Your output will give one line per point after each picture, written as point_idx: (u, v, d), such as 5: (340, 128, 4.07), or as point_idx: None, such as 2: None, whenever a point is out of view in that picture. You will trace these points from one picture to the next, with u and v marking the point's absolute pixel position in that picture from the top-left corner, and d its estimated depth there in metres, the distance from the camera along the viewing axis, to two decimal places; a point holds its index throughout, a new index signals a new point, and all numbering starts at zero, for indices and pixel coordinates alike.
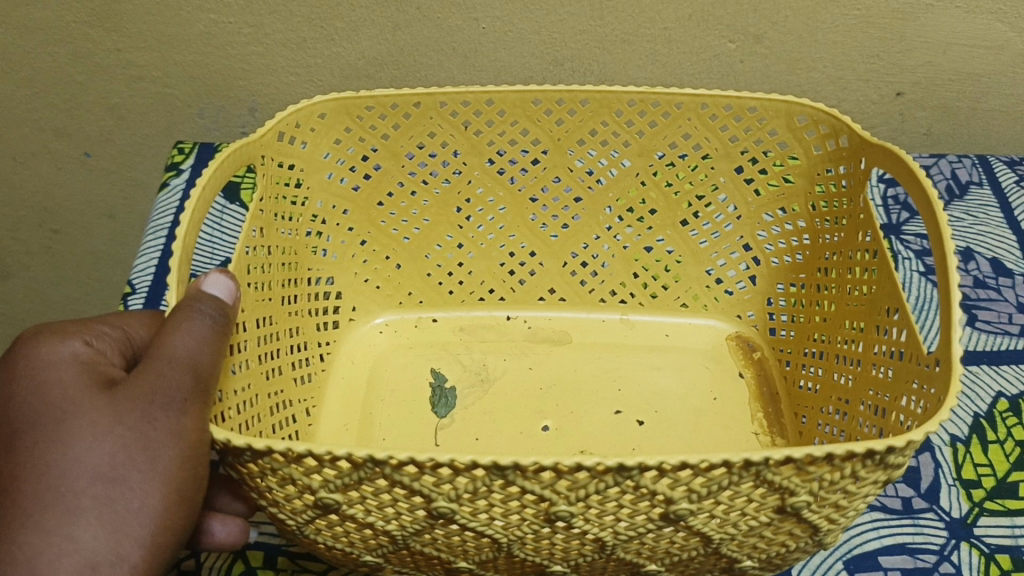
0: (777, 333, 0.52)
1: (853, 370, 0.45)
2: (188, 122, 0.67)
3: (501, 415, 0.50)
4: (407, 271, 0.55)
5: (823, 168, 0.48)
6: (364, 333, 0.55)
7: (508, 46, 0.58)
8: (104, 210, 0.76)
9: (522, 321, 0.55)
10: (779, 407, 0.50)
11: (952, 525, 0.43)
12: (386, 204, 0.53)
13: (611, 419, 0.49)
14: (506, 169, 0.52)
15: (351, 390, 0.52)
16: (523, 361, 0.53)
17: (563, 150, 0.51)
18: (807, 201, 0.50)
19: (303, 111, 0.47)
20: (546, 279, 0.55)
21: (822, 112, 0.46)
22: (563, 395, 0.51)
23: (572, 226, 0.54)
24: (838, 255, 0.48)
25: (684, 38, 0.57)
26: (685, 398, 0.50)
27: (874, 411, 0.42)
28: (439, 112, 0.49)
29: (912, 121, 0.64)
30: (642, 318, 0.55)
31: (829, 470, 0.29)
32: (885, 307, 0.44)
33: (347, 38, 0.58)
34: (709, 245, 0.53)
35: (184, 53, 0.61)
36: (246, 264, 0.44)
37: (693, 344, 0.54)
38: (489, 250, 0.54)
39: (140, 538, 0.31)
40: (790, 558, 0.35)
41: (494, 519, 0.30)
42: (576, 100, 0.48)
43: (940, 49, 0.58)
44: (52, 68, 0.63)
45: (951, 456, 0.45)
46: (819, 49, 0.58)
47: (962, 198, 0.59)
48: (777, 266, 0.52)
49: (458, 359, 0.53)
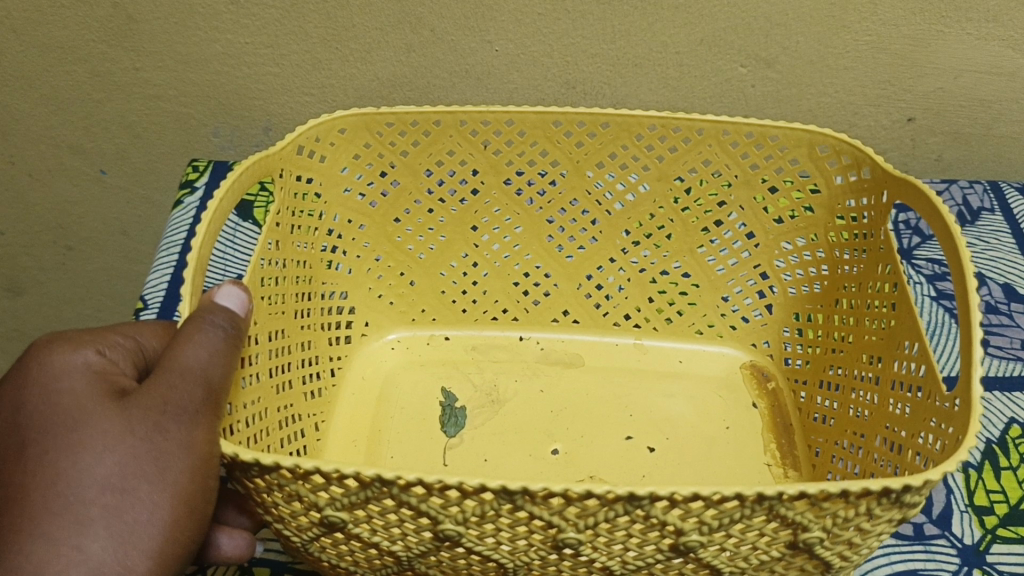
0: (792, 362, 0.52)
1: (869, 403, 0.45)
2: (202, 141, 0.68)
3: (511, 437, 0.49)
4: (420, 289, 0.55)
5: (844, 199, 0.48)
6: (377, 350, 0.55)
7: (521, 69, 0.59)
8: (117, 227, 0.76)
9: (535, 342, 0.55)
10: (792, 439, 0.49)
11: (964, 552, 0.42)
12: (403, 221, 0.53)
13: (621, 446, 0.49)
14: (524, 190, 0.52)
15: (361, 406, 0.52)
16: (534, 383, 0.52)
17: (581, 171, 0.51)
18: (827, 231, 0.50)
19: (324, 125, 0.48)
20: (559, 301, 0.55)
21: (847, 143, 0.46)
22: (573, 419, 0.50)
23: (588, 247, 0.54)
24: (858, 287, 0.48)
25: (695, 62, 0.58)
26: (696, 427, 0.50)
27: (890, 447, 0.42)
28: (458, 130, 0.49)
29: (923, 147, 0.64)
30: (655, 343, 0.55)
31: (843, 507, 0.28)
32: (905, 342, 0.43)
33: (361, 60, 0.59)
34: (726, 271, 0.53)
35: (200, 73, 0.62)
36: (260, 277, 0.44)
37: (706, 371, 0.54)
38: (503, 271, 0.54)
39: (149, 551, 0.31)
40: None
41: (500, 542, 0.30)
42: (596, 123, 0.48)
43: (952, 75, 0.59)
44: (71, 86, 0.63)
45: (963, 483, 0.45)
46: (831, 74, 0.59)
47: (973, 224, 0.59)
48: (794, 296, 0.52)
49: (468, 379, 0.53)
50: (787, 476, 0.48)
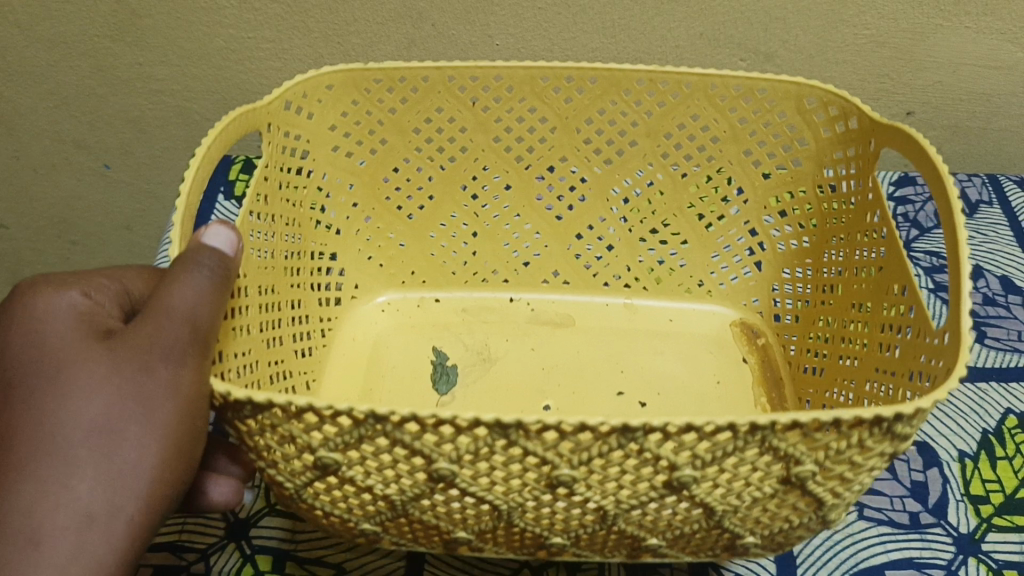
0: (781, 319, 0.53)
1: (856, 350, 0.46)
2: (205, 135, 0.68)
3: (501, 394, 0.51)
4: (411, 251, 0.55)
5: (830, 154, 0.49)
6: (366, 312, 0.55)
7: (521, 63, 0.59)
8: (121, 221, 0.77)
9: (524, 302, 0.56)
10: (781, 393, 0.50)
11: (960, 541, 0.42)
12: (392, 180, 0.53)
13: (613, 400, 0.50)
14: (511, 149, 0.52)
15: (350, 369, 0.52)
16: (524, 342, 0.53)
17: (570, 129, 0.51)
18: (813, 185, 0.50)
19: (311, 82, 0.48)
20: (549, 262, 0.56)
21: (833, 93, 0.47)
22: (564, 376, 0.51)
23: (578, 207, 0.54)
24: (844, 240, 0.49)
25: (694, 56, 0.58)
26: (687, 381, 0.51)
27: (879, 388, 0.43)
28: (447, 87, 0.49)
29: (922, 141, 0.64)
30: (646, 301, 0.55)
31: (839, 436, 0.29)
32: (891, 290, 0.44)
33: (362, 55, 0.59)
34: (715, 230, 0.54)
35: (203, 68, 0.62)
36: (250, 230, 0.44)
37: (694, 329, 0.54)
38: (494, 232, 0.55)
39: (137, 490, 0.30)
40: (793, 536, 0.35)
41: (498, 485, 0.31)
42: (584, 78, 0.48)
43: (950, 69, 0.59)
44: (75, 81, 0.64)
45: (959, 473, 0.45)
46: (829, 68, 0.59)
47: (971, 217, 0.59)
48: (782, 252, 0.53)
49: (460, 339, 0.54)
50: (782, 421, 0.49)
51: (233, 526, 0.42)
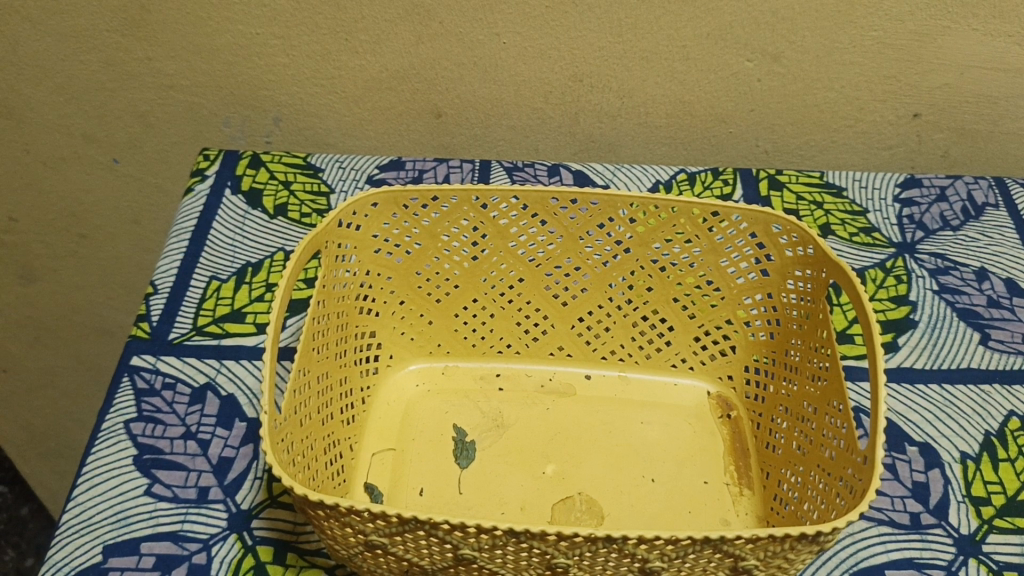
0: (753, 395, 0.48)
1: (807, 437, 0.42)
2: (213, 131, 0.68)
3: (511, 457, 0.45)
4: (437, 328, 0.50)
5: (790, 272, 0.45)
6: (400, 383, 0.50)
7: (528, 61, 0.60)
8: (130, 216, 0.77)
9: (534, 377, 0.50)
10: (748, 461, 0.45)
11: (960, 542, 0.42)
12: (426, 274, 0.49)
13: (596, 476, 0.45)
14: (518, 242, 0.48)
15: (386, 444, 0.46)
16: (537, 406, 0.48)
17: (573, 239, 0.48)
18: (778, 294, 0.46)
19: (359, 200, 0.45)
20: (553, 339, 0.50)
21: (793, 226, 0.43)
22: (566, 443, 0.46)
23: (580, 297, 0.49)
24: (807, 328, 0.44)
25: (701, 56, 0.58)
26: (669, 453, 0.46)
27: (820, 484, 0.39)
28: (472, 205, 0.46)
29: (929, 143, 0.64)
30: (639, 375, 0.50)
31: (770, 543, 0.31)
32: (835, 400, 0.40)
33: (371, 51, 0.60)
34: (699, 316, 0.49)
35: (212, 63, 0.62)
36: (312, 324, 0.41)
37: (679, 402, 0.49)
38: (509, 310, 0.50)
39: None
40: (800, 557, 0.33)
41: (486, 547, 0.32)
42: (587, 200, 0.46)
43: (957, 71, 0.59)
44: (86, 76, 0.64)
45: (961, 474, 0.45)
46: (836, 70, 0.59)
47: (977, 219, 0.59)
48: (744, 407, 0.48)
49: (476, 406, 0.48)
50: (741, 495, 0.44)
51: (236, 517, 0.43)
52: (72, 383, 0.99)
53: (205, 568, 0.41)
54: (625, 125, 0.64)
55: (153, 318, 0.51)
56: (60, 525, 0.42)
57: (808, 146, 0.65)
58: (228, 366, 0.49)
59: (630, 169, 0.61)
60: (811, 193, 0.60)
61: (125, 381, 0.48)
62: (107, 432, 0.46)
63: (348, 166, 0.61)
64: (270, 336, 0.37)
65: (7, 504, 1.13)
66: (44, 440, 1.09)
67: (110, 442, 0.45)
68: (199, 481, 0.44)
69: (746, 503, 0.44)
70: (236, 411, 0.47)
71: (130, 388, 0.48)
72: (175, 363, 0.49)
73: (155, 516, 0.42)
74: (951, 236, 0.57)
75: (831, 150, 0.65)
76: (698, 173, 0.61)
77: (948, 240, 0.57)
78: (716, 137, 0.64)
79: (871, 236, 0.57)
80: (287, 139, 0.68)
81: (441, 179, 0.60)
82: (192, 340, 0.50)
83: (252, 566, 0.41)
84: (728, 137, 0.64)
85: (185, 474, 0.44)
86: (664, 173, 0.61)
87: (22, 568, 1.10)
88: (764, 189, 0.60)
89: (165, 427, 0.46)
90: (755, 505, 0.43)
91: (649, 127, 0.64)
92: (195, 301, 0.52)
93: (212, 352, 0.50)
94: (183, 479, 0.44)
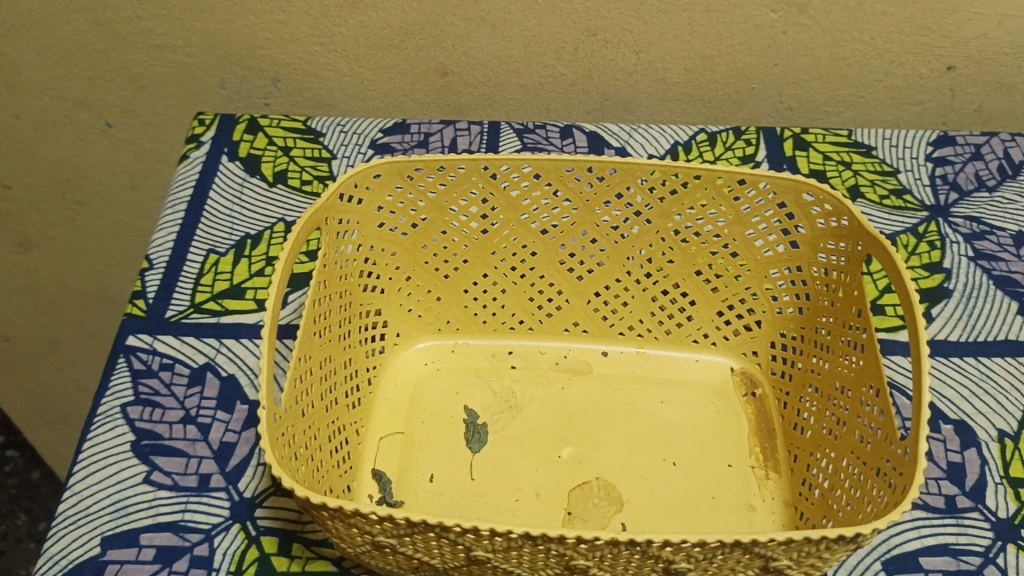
0: (780, 372, 0.45)
1: (838, 420, 0.40)
2: (210, 93, 0.65)
3: (526, 440, 0.43)
4: (446, 304, 0.48)
5: (823, 244, 0.42)
6: (408, 361, 0.47)
7: (539, 15, 0.56)
8: (127, 182, 0.74)
9: (547, 355, 0.48)
10: (774, 443, 0.43)
11: (998, 526, 0.40)
12: (433, 248, 0.46)
13: (612, 462, 0.42)
14: (529, 213, 0.45)
15: (393, 428, 0.44)
16: (552, 385, 0.46)
17: (590, 209, 0.45)
18: (808, 267, 0.44)
19: (361, 171, 0.42)
20: (568, 314, 0.48)
21: (829, 194, 0.41)
22: (583, 424, 0.44)
23: (597, 270, 0.47)
24: (840, 303, 0.42)
25: (722, 7, 0.55)
26: (691, 435, 0.44)
27: (854, 473, 0.37)
28: (480, 175, 0.44)
29: (963, 98, 0.60)
30: (659, 352, 0.48)
31: (805, 544, 0.29)
32: (870, 384, 0.38)
33: (372, 6, 0.56)
34: (723, 289, 0.46)
35: (205, 21, 0.59)
36: (313, 308, 0.39)
37: (700, 379, 0.47)
38: (523, 284, 0.47)
39: None
40: (833, 558, 0.31)
41: (500, 549, 0.30)
42: (605, 169, 0.43)
43: (995, 21, 0.55)
44: (74, 36, 0.61)
45: (998, 454, 0.43)
46: (867, 20, 0.55)
47: (1015, 179, 0.55)
48: (769, 384, 0.46)
49: (488, 386, 0.46)
50: (768, 478, 0.42)
51: (238, 506, 0.41)
52: (76, 351, 0.97)
53: (207, 560, 0.39)
54: (641, 82, 0.60)
55: (148, 295, 0.49)
56: (55, 515, 0.40)
57: (836, 102, 0.61)
58: (228, 345, 0.47)
59: (648, 129, 0.58)
60: (838, 153, 0.56)
61: (121, 363, 0.46)
62: (103, 417, 0.44)
63: (350, 130, 0.58)
64: (268, 321, 0.35)
65: (18, 469, 1.13)
66: (52, 411, 1.08)
67: (107, 427, 0.43)
68: (200, 468, 0.42)
69: (772, 487, 0.42)
70: (237, 394, 0.45)
71: (127, 369, 0.45)
72: (173, 343, 0.47)
73: (155, 505, 0.41)
74: (987, 198, 0.54)
75: (859, 106, 0.62)
76: (719, 133, 0.57)
77: (984, 202, 0.54)
78: (737, 94, 0.61)
79: (903, 199, 0.54)
80: (286, 101, 0.64)
81: (448, 143, 0.57)
82: (190, 318, 0.48)
83: (256, 558, 0.39)
84: (750, 93, 0.61)
85: (185, 460, 0.42)
86: (683, 133, 0.58)
87: (35, 532, 1.10)
88: (790, 149, 0.56)
89: (163, 411, 0.44)
90: (782, 489, 0.41)
91: (667, 83, 0.60)
92: (192, 276, 0.50)
93: (211, 330, 0.47)
94: (183, 466, 0.42)
